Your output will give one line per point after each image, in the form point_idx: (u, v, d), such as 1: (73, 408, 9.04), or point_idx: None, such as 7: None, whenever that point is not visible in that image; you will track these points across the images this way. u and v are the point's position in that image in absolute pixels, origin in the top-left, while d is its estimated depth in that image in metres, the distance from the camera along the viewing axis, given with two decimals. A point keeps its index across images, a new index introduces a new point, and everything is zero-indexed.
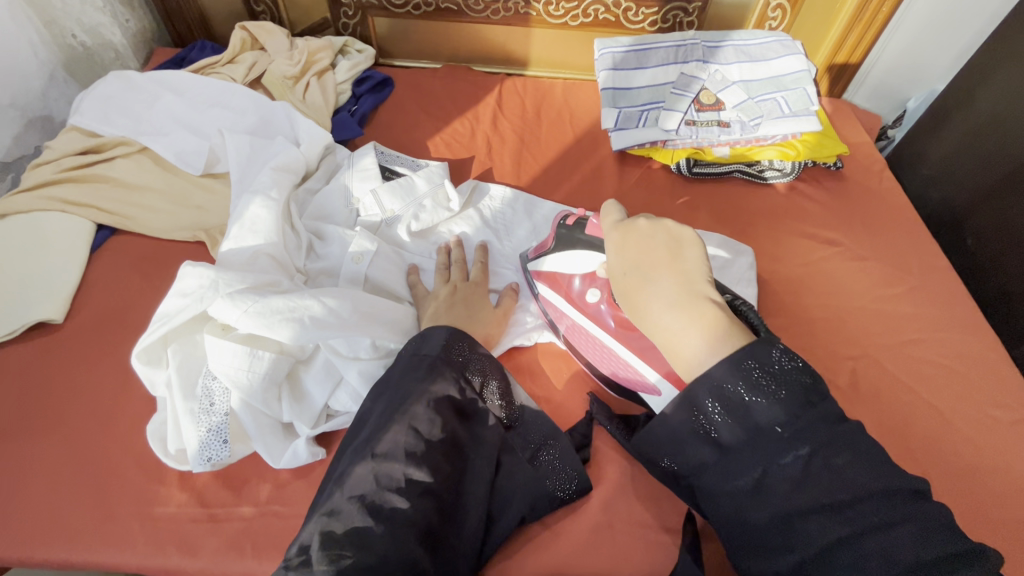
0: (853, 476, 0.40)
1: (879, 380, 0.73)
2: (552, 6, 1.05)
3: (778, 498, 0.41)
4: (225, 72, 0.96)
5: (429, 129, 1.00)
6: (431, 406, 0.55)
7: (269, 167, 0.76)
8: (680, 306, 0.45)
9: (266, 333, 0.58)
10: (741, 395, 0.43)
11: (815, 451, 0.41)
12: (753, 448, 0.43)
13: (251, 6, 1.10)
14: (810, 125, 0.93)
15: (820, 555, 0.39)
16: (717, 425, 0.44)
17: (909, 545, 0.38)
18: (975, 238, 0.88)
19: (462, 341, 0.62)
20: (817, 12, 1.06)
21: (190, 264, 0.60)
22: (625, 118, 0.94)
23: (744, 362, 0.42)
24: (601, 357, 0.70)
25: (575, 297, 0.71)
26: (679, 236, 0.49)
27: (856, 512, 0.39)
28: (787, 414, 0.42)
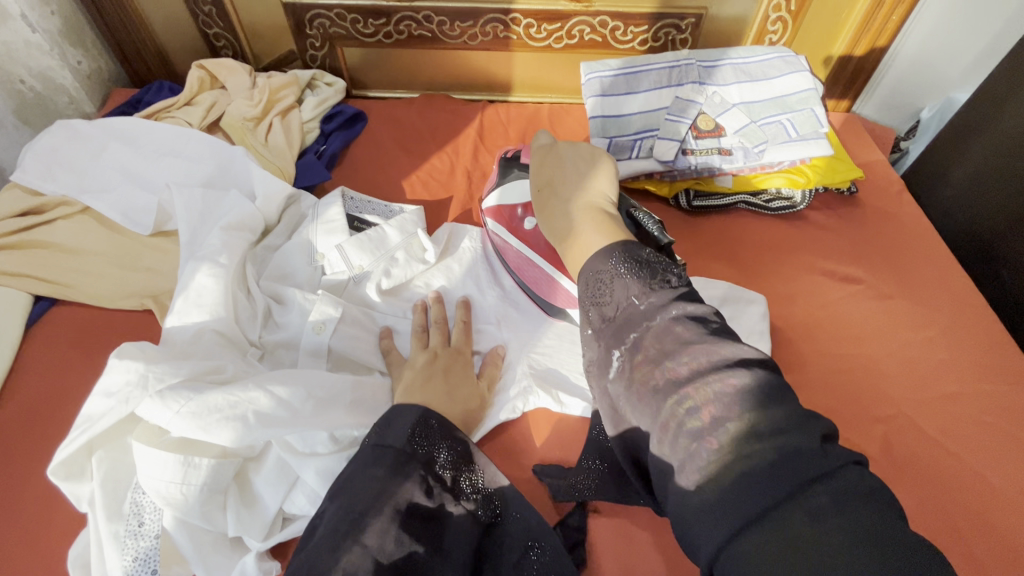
0: (695, 349, 0.39)
1: (915, 443, 0.64)
2: (533, 28, 0.97)
3: (637, 376, 0.41)
4: (180, 116, 0.88)
5: (404, 167, 0.92)
6: (387, 513, 0.47)
7: (220, 228, 0.68)
8: (577, 208, 0.54)
9: (202, 437, 0.50)
10: (611, 270, 0.45)
11: (665, 324, 0.41)
12: (617, 329, 0.44)
13: (212, 41, 1.03)
14: (821, 149, 0.83)
15: (666, 424, 0.38)
16: (589, 317, 0.46)
17: (754, 411, 0.35)
18: (1012, 271, 0.79)
19: (430, 428, 0.55)
20: (819, 24, 0.98)
21: (118, 356, 0.52)
22: (617, 148, 0.87)
23: (615, 252, 0.46)
24: (546, 286, 0.69)
25: (512, 222, 0.72)
26: (583, 148, 0.60)
27: (698, 377, 0.38)
28: (645, 288, 0.43)
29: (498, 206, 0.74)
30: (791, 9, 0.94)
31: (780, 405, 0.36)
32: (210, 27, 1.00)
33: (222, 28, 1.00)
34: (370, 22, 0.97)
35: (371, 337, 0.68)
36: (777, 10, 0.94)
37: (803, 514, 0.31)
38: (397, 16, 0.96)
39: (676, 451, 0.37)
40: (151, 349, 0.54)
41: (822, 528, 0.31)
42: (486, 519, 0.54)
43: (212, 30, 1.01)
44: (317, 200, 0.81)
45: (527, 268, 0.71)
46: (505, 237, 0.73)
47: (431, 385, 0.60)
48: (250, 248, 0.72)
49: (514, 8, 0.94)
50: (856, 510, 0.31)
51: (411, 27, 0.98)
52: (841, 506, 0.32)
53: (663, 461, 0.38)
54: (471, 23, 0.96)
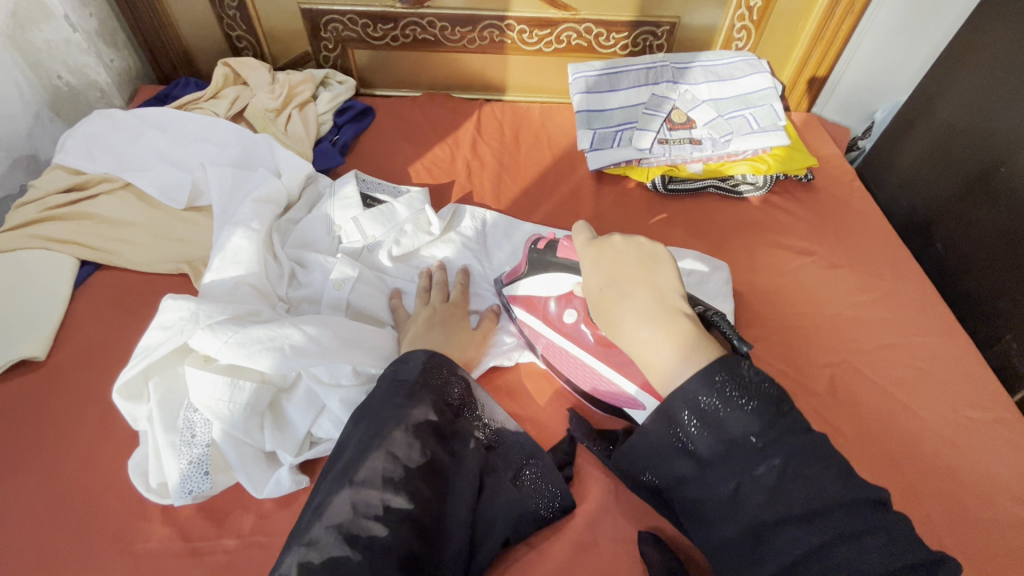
0: (814, 491, 0.43)
1: (856, 385, 0.74)
2: (526, 34, 1.08)
3: (753, 510, 0.44)
4: (208, 107, 0.98)
5: (410, 156, 1.02)
6: (409, 429, 0.55)
7: (251, 199, 0.77)
8: (655, 320, 0.49)
9: (246, 364, 0.58)
10: (715, 401, 0.46)
11: (785, 463, 0.44)
12: (731, 462, 0.45)
13: (234, 42, 1.13)
14: (778, 139, 0.95)
15: (793, 564, 0.42)
16: (694, 442, 0.47)
17: (874, 541, 0.41)
18: (944, 243, 0.90)
19: (438, 365, 0.63)
20: (779, 33, 1.10)
21: (171, 297, 0.60)
22: (600, 139, 0.97)
23: (719, 380, 0.45)
24: (594, 385, 0.70)
25: (551, 319, 0.72)
26: (642, 242, 0.55)
27: (826, 522, 0.42)
28: (762, 427, 0.45)
29: (531, 295, 0.75)
30: (753, 19, 1.06)
31: (889, 529, 0.42)
32: (233, 30, 1.10)
33: (243, 30, 1.10)
34: (379, 27, 1.08)
35: (383, 296, 0.77)
36: (741, 19, 1.06)
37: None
38: (404, 21, 1.07)
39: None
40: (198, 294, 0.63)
41: None
42: (486, 439, 0.64)
43: (234, 32, 1.11)
44: (333, 181, 0.90)
45: (571, 366, 0.72)
46: (543, 333, 0.73)
47: (437, 331, 0.70)
48: (276, 220, 0.81)
49: (509, 15, 1.05)
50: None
51: (416, 32, 1.08)
52: None
53: None
54: (470, 28, 1.07)
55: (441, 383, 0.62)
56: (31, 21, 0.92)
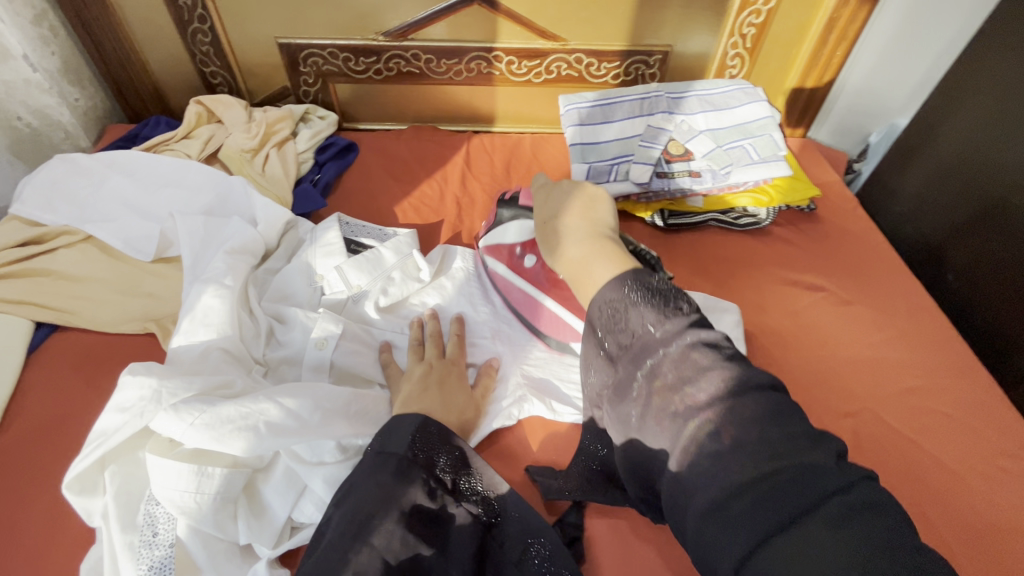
0: (705, 374, 0.41)
1: (880, 436, 0.69)
2: (514, 65, 1.04)
3: (654, 402, 0.43)
4: (179, 149, 0.92)
5: (396, 194, 0.97)
6: (395, 516, 0.49)
7: (223, 252, 0.71)
8: (584, 240, 0.55)
9: (215, 448, 0.52)
10: (625, 299, 0.47)
11: (675, 350, 0.43)
12: (634, 355, 0.45)
13: (208, 78, 1.07)
14: (780, 170, 0.91)
15: (686, 448, 0.40)
16: (605, 346, 0.48)
17: (770, 432, 0.38)
18: (955, 275, 0.87)
19: (431, 433, 0.56)
20: (773, 60, 1.07)
21: (130, 373, 0.54)
22: (595, 173, 0.94)
23: (627, 281, 0.48)
24: (550, 324, 0.73)
25: (513, 261, 0.76)
26: (579, 185, 0.62)
27: (712, 400, 0.40)
28: (660, 315, 0.45)
29: (500, 241, 0.78)
30: (747, 46, 1.04)
31: (776, 407, 0.39)
32: (207, 65, 1.05)
33: (218, 66, 1.05)
34: (361, 60, 1.03)
35: (370, 351, 0.71)
36: (734, 47, 1.04)
37: (823, 528, 0.33)
38: (387, 54, 1.02)
39: (694, 478, 0.39)
40: (160, 366, 0.56)
41: (839, 535, 0.33)
42: (487, 517, 0.56)
43: (208, 68, 1.05)
44: (314, 226, 0.85)
45: (529, 307, 0.75)
46: (507, 277, 0.77)
47: (429, 391, 0.63)
48: (252, 272, 0.75)
49: (496, 46, 1.01)
50: (869, 522, 0.34)
51: (400, 65, 1.04)
52: (855, 514, 0.34)
53: (680, 479, 0.40)
54: (456, 60, 1.03)
55: (432, 458, 0.55)
56: None
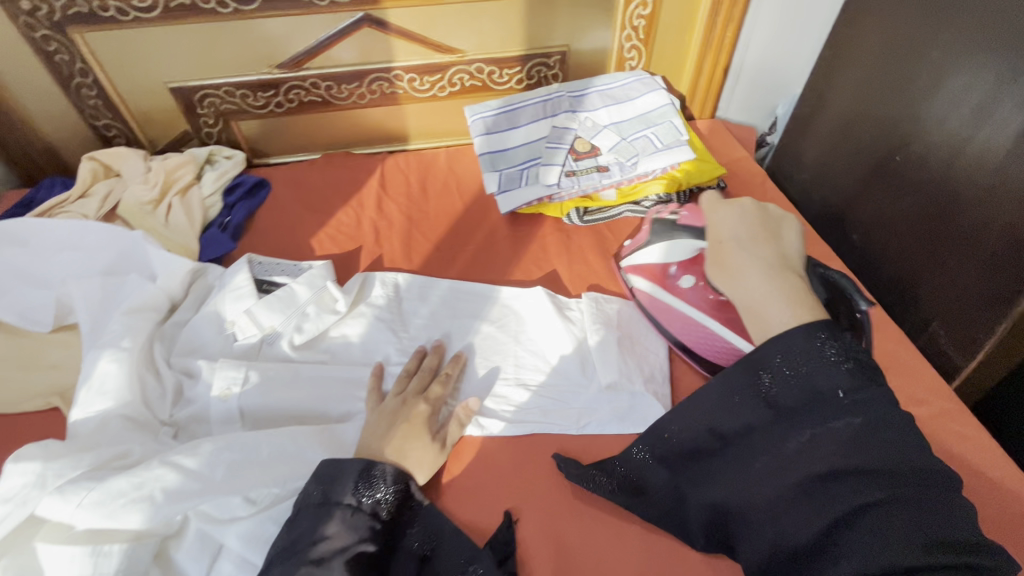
0: (887, 458, 0.44)
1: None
2: (416, 82, 1.04)
3: (823, 458, 0.45)
4: (74, 210, 0.89)
5: (312, 226, 0.95)
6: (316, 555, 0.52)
7: (121, 312, 0.69)
8: (771, 275, 0.56)
9: (108, 525, 0.51)
10: (814, 357, 0.48)
11: (861, 425, 0.45)
12: (808, 412, 0.47)
13: (103, 131, 1.03)
14: (684, 155, 0.93)
15: (848, 516, 0.43)
16: (772, 391, 0.49)
17: (945, 525, 0.41)
18: (859, 234, 0.89)
19: (373, 477, 0.57)
20: (669, 47, 1.10)
21: (12, 460, 0.53)
22: (508, 179, 0.94)
23: (817, 333, 0.48)
24: (699, 335, 0.71)
25: (662, 279, 0.76)
26: (749, 208, 0.64)
27: (899, 485, 0.43)
28: (852, 385, 0.46)
29: (655, 265, 0.78)
30: (640, 38, 1.06)
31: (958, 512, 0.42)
32: (99, 119, 1.01)
33: (110, 118, 1.01)
34: (259, 95, 1.02)
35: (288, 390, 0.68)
36: (629, 40, 1.06)
37: None
38: (284, 86, 1.01)
39: (854, 546, 0.42)
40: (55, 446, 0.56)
41: None
42: (419, 550, 0.57)
43: (100, 121, 1.02)
44: (225, 269, 0.83)
45: (683, 323, 0.73)
46: (653, 293, 0.77)
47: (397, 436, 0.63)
48: (158, 327, 0.73)
49: (395, 66, 1.01)
50: None
51: (300, 95, 1.03)
52: None
53: (835, 535, 0.43)
54: (357, 84, 1.02)
55: (370, 497, 0.56)
56: None
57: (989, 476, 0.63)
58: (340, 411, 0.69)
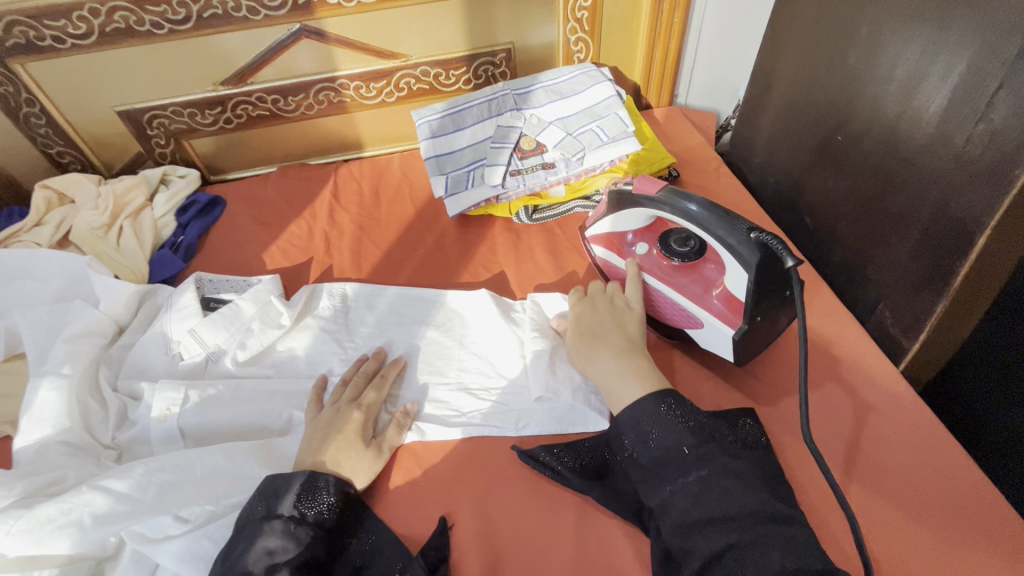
0: (723, 499, 0.50)
1: (748, 389, 0.69)
2: (363, 89, 1.04)
3: (676, 478, 0.53)
4: (28, 239, 0.90)
5: (264, 240, 0.96)
6: (256, 565, 0.52)
7: (62, 340, 0.70)
8: (620, 357, 0.63)
9: (37, 552, 0.52)
10: (662, 415, 0.56)
11: (704, 475, 0.51)
12: (663, 464, 0.54)
13: (58, 158, 1.05)
14: (630, 146, 0.92)
15: (698, 523, 0.49)
16: (649, 445, 0.55)
17: (770, 543, 0.46)
18: (810, 217, 0.88)
19: (318, 487, 0.59)
20: (618, 37, 1.08)
21: None
22: (454, 183, 0.93)
23: (664, 399, 0.57)
24: (664, 308, 0.73)
25: (622, 248, 0.78)
26: (611, 298, 0.72)
27: (724, 506, 0.49)
28: (695, 442, 0.54)
29: (611, 233, 0.79)
30: (586, 29, 1.05)
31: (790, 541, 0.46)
32: (52, 147, 1.03)
33: (63, 145, 1.03)
34: (207, 113, 1.02)
35: (229, 405, 0.69)
36: (574, 32, 1.05)
37: None
38: (231, 102, 1.01)
39: (701, 542, 0.48)
40: None
41: None
42: (358, 560, 0.58)
43: (54, 149, 1.03)
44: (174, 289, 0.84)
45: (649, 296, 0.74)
46: (608, 259, 0.79)
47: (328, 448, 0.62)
48: (104, 352, 0.74)
49: (339, 75, 1.01)
50: None
51: (248, 110, 1.03)
52: None
53: (688, 537, 0.49)
54: (303, 95, 1.03)
55: (310, 508, 0.57)
56: None
57: (932, 457, 0.62)
58: (281, 424, 0.69)
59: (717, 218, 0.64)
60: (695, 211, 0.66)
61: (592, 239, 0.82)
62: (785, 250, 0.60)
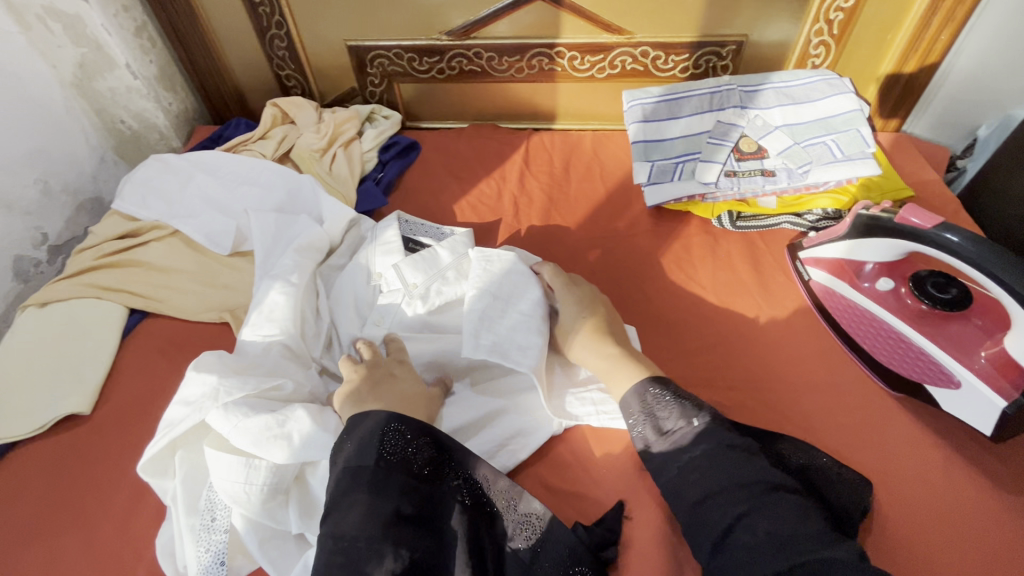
0: (724, 483, 0.50)
1: (999, 468, 0.59)
2: (577, 60, 1.02)
3: (685, 456, 0.54)
4: (256, 149, 0.98)
5: (455, 192, 0.98)
6: (341, 507, 0.50)
7: (293, 249, 0.75)
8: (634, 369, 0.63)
9: (255, 452, 0.56)
10: (637, 412, 0.58)
11: (697, 459, 0.53)
12: (672, 446, 0.55)
13: (283, 81, 1.13)
14: (868, 169, 0.83)
15: (706, 496, 0.50)
16: (643, 432, 0.57)
17: (772, 522, 0.46)
18: None
19: (394, 433, 0.55)
20: (865, 46, 0.98)
21: (196, 370, 0.60)
22: (659, 172, 0.89)
23: (649, 388, 0.59)
24: (900, 353, 0.65)
25: (853, 277, 0.71)
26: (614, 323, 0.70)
27: (739, 490, 0.49)
28: (682, 415, 0.56)
29: (843, 260, 0.72)
30: (833, 33, 0.95)
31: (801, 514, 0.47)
32: (282, 69, 1.11)
33: (292, 70, 1.11)
34: (424, 60, 1.05)
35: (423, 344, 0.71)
36: (819, 34, 0.96)
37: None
38: (449, 53, 1.03)
39: (715, 514, 0.49)
40: (227, 361, 0.63)
41: None
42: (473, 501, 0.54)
43: (283, 71, 1.11)
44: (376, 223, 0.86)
45: (883, 337, 0.67)
46: (830, 287, 0.72)
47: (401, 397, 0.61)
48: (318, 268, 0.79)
49: (559, 42, 0.99)
50: None
51: (462, 64, 1.05)
52: None
53: (700, 512, 0.50)
54: (518, 57, 1.02)
55: (399, 449, 0.54)
56: (96, 70, 0.97)
57: None
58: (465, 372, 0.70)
59: (1004, 260, 0.55)
60: (955, 243, 0.58)
61: (811, 261, 0.76)
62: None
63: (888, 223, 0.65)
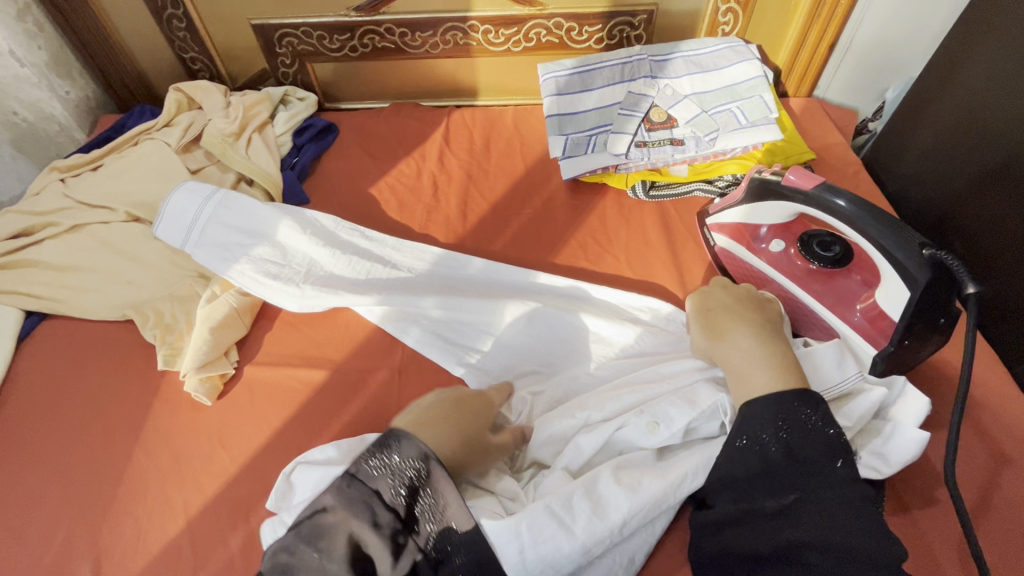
0: (866, 544, 0.41)
1: None
2: (491, 34, 1.00)
3: (814, 514, 0.44)
4: (159, 137, 0.93)
5: (374, 174, 0.96)
6: (307, 528, 0.43)
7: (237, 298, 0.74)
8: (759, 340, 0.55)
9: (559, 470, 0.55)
10: (389, 449, 0.47)
11: (825, 499, 0.44)
12: (358, 507, 0.44)
13: (188, 64, 1.08)
14: (769, 135, 0.86)
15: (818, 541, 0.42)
16: (376, 476, 0.46)
17: None
18: (962, 243, 0.81)
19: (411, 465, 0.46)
20: (770, 13, 1.00)
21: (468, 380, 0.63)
22: (574, 145, 0.89)
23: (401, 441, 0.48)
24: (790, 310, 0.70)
25: (748, 241, 0.73)
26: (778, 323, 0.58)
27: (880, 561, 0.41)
28: (377, 482, 0.45)
29: (741, 224, 0.74)
30: (739, 0, 0.97)
31: None
32: (186, 52, 1.06)
33: (196, 52, 1.06)
34: (335, 38, 1.02)
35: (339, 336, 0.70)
36: (725, 1, 0.97)
37: None
38: (360, 30, 1.00)
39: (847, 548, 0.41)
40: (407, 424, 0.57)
41: None
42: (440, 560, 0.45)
43: (187, 54, 1.06)
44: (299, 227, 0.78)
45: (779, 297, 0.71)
46: (731, 250, 0.75)
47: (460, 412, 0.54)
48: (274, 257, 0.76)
49: (471, 16, 0.98)
50: None
51: (374, 41, 1.02)
52: None
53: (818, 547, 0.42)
54: (431, 33, 1.00)
55: (400, 488, 0.45)
56: None
57: None
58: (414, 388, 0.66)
59: (882, 223, 0.57)
60: (843, 208, 0.60)
61: (715, 227, 0.77)
62: (965, 274, 0.52)
63: (783, 187, 0.66)
